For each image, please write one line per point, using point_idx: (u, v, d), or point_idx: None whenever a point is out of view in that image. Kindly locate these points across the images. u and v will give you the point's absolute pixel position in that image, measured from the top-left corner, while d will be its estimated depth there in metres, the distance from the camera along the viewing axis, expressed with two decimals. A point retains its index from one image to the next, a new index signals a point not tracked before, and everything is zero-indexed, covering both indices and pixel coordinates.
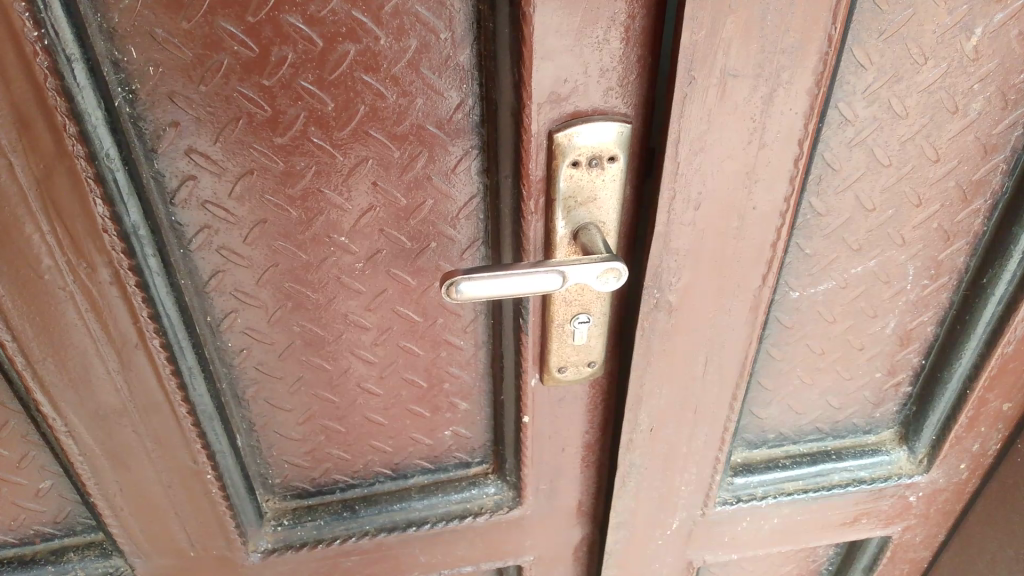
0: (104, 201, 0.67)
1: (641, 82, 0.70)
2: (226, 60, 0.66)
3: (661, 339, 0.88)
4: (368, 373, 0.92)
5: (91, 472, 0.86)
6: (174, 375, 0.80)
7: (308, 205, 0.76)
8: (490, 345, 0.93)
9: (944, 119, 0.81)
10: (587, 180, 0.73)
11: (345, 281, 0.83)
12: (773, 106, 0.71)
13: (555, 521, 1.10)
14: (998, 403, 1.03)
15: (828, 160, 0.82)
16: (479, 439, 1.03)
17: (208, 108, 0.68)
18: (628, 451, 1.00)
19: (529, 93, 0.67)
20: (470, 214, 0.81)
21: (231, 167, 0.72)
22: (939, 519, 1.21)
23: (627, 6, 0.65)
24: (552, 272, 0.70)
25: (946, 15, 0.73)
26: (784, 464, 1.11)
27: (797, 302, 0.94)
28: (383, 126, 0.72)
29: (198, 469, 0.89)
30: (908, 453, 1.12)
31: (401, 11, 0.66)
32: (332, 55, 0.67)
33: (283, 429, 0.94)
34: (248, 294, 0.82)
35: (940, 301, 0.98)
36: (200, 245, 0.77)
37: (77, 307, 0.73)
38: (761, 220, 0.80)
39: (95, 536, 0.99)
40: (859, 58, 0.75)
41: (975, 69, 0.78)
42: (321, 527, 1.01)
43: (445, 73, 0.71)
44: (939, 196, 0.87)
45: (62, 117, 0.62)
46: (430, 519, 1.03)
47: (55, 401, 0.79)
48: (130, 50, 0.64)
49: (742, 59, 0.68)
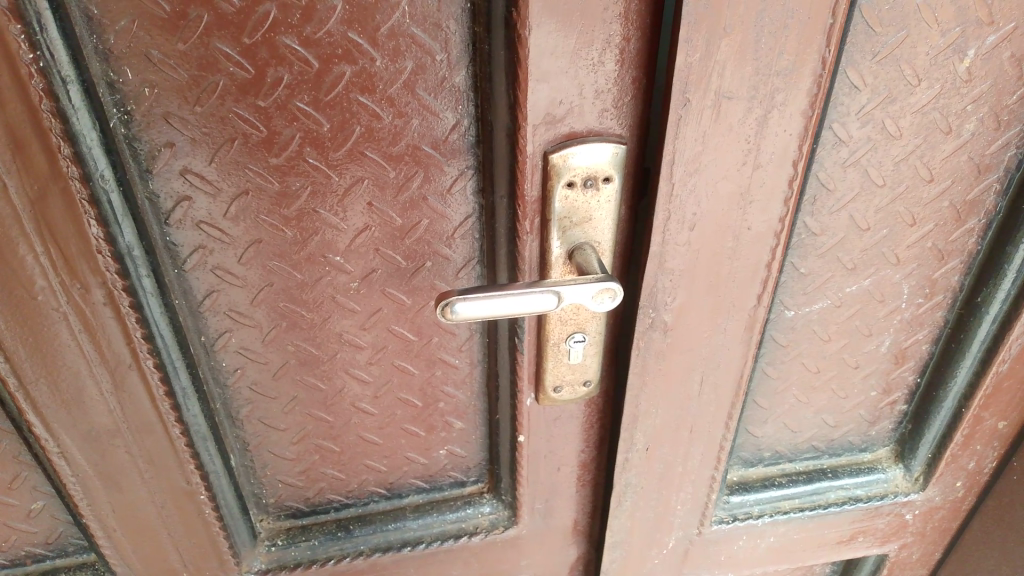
0: (98, 221, 0.67)
1: (637, 104, 0.70)
2: (222, 82, 0.66)
3: (656, 359, 0.88)
4: (363, 393, 0.91)
5: (83, 493, 0.86)
6: (168, 396, 0.80)
7: (303, 225, 0.76)
8: (485, 363, 0.93)
9: (938, 139, 0.81)
10: (582, 201, 0.73)
11: (340, 300, 0.83)
12: (768, 127, 0.72)
13: (550, 540, 1.09)
14: (993, 421, 1.03)
15: (823, 181, 0.82)
16: (474, 458, 1.02)
17: (203, 128, 0.68)
18: (623, 470, 0.99)
19: (524, 114, 0.67)
20: (465, 233, 0.81)
21: (226, 187, 0.72)
22: (935, 537, 1.21)
23: (622, 28, 0.65)
24: (547, 292, 0.69)
25: (939, 36, 0.74)
26: (780, 482, 1.10)
27: (792, 321, 0.94)
28: (379, 146, 0.73)
29: (191, 490, 0.89)
30: (904, 471, 1.11)
31: (397, 33, 0.66)
32: (328, 76, 0.67)
33: (277, 448, 0.94)
34: (242, 314, 0.81)
35: (935, 320, 0.98)
36: (195, 265, 0.77)
37: (70, 328, 0.73)
38: (756, 239, 0.80)
39: (87, 556, 0.98)
40: (854, 79, 0.75)
41: (968, 89, 0.78)
42: (315, 547, 1.01)
43: (440, 95, 0.71)
44: (933, 216, 0.88)
45: (57, 138, 0.62)
46: (424, 539, 1.02)
47: (47, 422, 0.78)
48: (126, 71, 0.64)
49: (737, 81, 0.68)
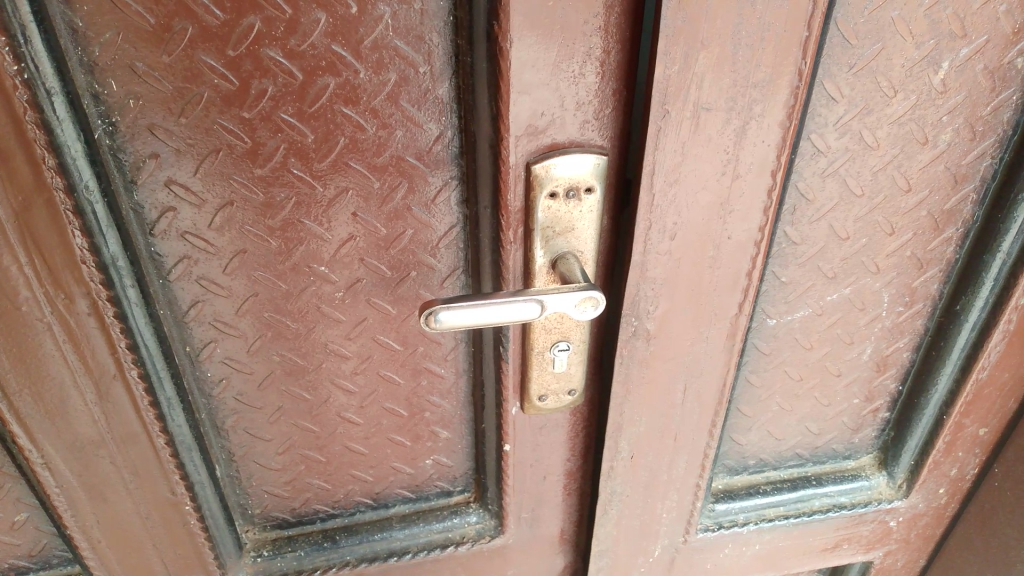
0: (83, 232, 0.67)
1: (618, 115, 0.71)
2: (206, 93, 0.67)
3: (640, 367, 0.89)
4: (348, 403, 0.91)
5: (67, 505, 0.85)
6: (152, 406, 0.80)
7: (288, 235, 0.77)
8: (471, 372, 0.93)
9: (914, 149, 0.83)
10: (565, 211, 0.74)
11: (325, 310, 0.83)
12: (746, 137, 0.73)
13: (536, 550, 1.10)
14: (974, 428, 1.04)
15: (803, 191, 0.83)
16: (460, 468, 1.03)
17: (188, 140, 0.69)
18: (609, 478, 1.00)
19: (506, 125, 0.68)
20: (450, 243, 0.81)
21: (211, 198, 0.73)
22: (920, 544, 1.22)
23: (602, 41, 0.67)
24: (530, 300, 0.70)
25: (914, 49, 0.75)
26: (764, 490, 1.11)
27: (774, 329, 0.95)
28: (363, 157, 0.73)
29: (176, 501, 0.89)
30: (887, 478, 1.12)
31: (380, 45, 0.67)
32: (312, 88, 0.68)
33: (262, 459, 0.94)
34: (227, 324, 0.82)
35: (915, 328, 0.99)
36: (180, 275, 0.77)
37: (55, 339, 0.73)
38: (737, 249, 0.81)
39: (71, 568, 0.98)
40: (831, 91, 0.77)
41: (944, 101, 0.80)
42: (301, 558, 1.00)
43: (424, 106, 0.72)
44: (911, 225, 0.89)
45: (41, 149, 0.62)
46: (411, 549, 1.02)
47: (32, 433, 0.78)
48: (111, 83, 0.65)
49: (716, 93, 0.69)
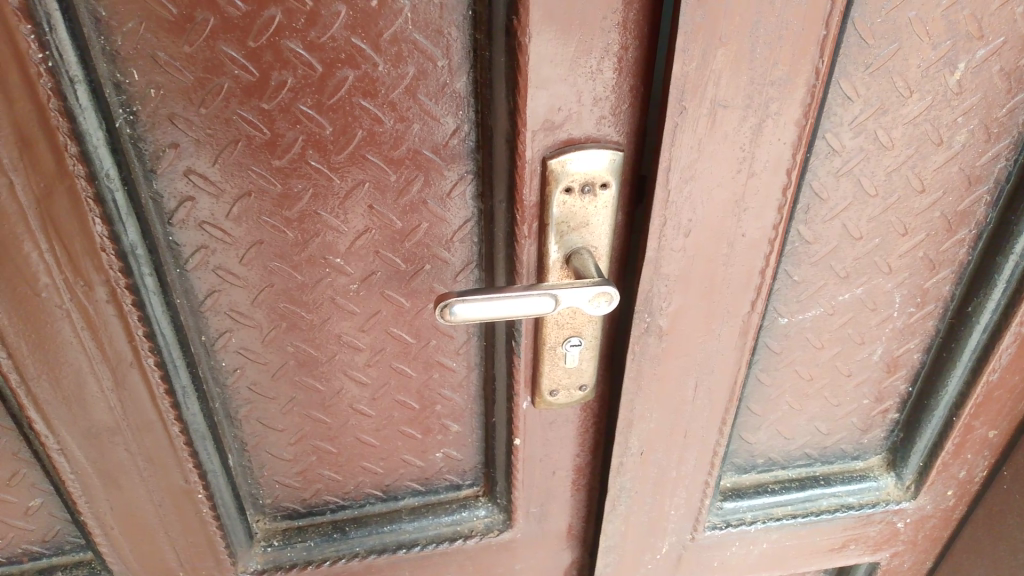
0: (103, 220, 0.68)
1: (634, 111, 0.72)
2: (226, 84, 0.67)
3: (651, 363, 0.89)
4: (360, 395, 0.92)
5: (81, 490, 0.86)
6: (167, 394, 0.81)
7: (304, 227, 0.77)
8: (482, 367, 0.94)
9: (929, 150, 0.83)
10: (580, 206, 0.74)
11: (339, 302, 0.84)
12: (762, 136, 0.73)
13: (544, 544, 1.10)
14: (984, 430, 1.04)
15: (816, 189, 0.83)
16: (470, 461, 1.03)
17: (208, 130, 0.70)
18: (617, 474, 1.00)
19: (523, 120, 0.68)
20: (464, 237, 0.82)
21: (229, 188, 0.73)
22: (927, 546, 1.22)
23: (620, 37, 0.67)
24: (544, 295, 0.70)
25: (930, 49, 0.75)
26: (773, 489, 1.11)
27: (786, 328, 0.95)
28: (380, 150, 0.74)
29: (189, 489, 0.89)
30: (896, 479, 1.12)
31: (399, 38, 0.68)
32: (331, 80, 0.69)
33: (274, 449, 0.95)
34: (243, 314, 0.82)
35: (927, 329, 0.99)
36: (196, 265, 0.78)
37: (73, 326, 0.74)
38: (750, 246, 0.81)
39: (84, 555, 0.99)
40: (847, 90, 0.77)
41: (959, 102, 0.80)
42: (311, 548, 1.01)
43: (442, 100, 0.72)
44: (924, 225, 0.89)
45: (64, 137, 0.63)
46: (420, 541, 1.03)
47: (48, 418, 0.79)
48: (133, 72, 0.66)
49: (732, 90, 0.69)
